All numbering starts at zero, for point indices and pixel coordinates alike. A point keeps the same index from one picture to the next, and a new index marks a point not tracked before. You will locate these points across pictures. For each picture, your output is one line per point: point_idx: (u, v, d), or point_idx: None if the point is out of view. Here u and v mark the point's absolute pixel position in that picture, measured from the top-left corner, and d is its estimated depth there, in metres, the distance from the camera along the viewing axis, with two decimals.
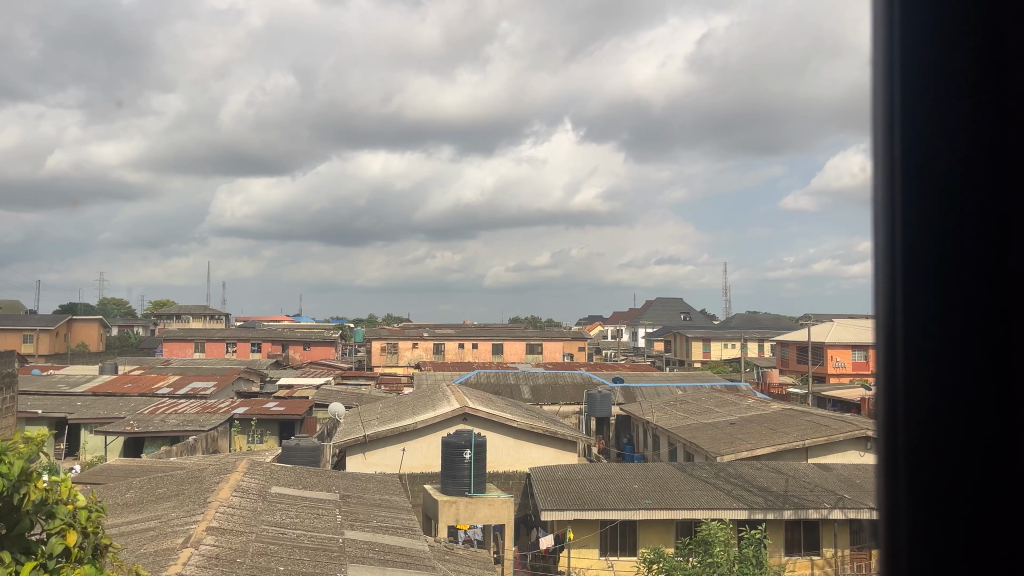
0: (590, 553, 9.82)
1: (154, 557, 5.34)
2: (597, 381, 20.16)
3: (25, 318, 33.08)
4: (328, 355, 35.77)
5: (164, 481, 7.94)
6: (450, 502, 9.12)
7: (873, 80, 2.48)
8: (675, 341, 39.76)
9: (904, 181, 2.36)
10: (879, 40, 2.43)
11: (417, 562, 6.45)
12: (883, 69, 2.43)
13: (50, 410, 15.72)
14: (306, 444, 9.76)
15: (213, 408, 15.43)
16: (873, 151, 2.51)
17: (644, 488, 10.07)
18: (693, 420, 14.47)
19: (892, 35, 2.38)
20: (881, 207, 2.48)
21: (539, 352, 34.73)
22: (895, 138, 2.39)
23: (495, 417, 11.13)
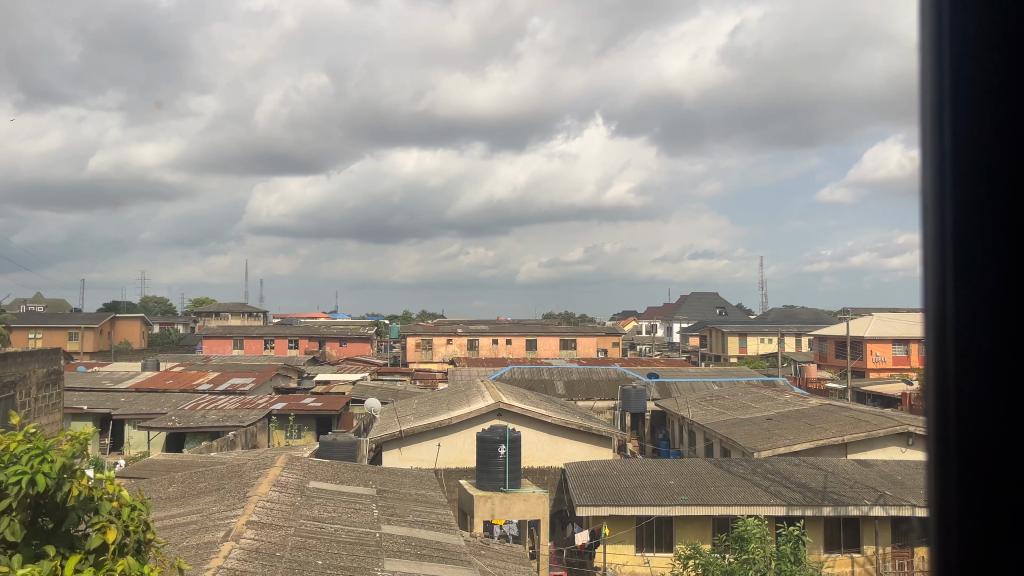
0: (626, 548, 9.77)
1: (196, 550, 5.45)
2: (632, 376, 20.09)
3: (71, 316, 33.94)
4: (364, 351, 36.12)
5: (205, 476, 8.09)
6: (485, 498, 9.14)
7: (921, 70, 2.46)
8: (711, 336, 39.43)
9: (953, 173, 2.34)
10: (925, 17, 2.42)
11: (454, 557, 6.49)
12: (933, 60, 2.41)
13: (95, 405, 16.10)
14: (343, 439, 9.85)
15: (252, 404, 15.64)
16: (922, 143, 2.48)
17: (681, 484, 10.00)
18: (730, 415, 14.31)
19: (940, 25, 2.36)
20: (928, 200, 2.45)
21: (573, 347, 34.70)
22: (944, 129, 2.37)
23: (530, 412, 11.14)
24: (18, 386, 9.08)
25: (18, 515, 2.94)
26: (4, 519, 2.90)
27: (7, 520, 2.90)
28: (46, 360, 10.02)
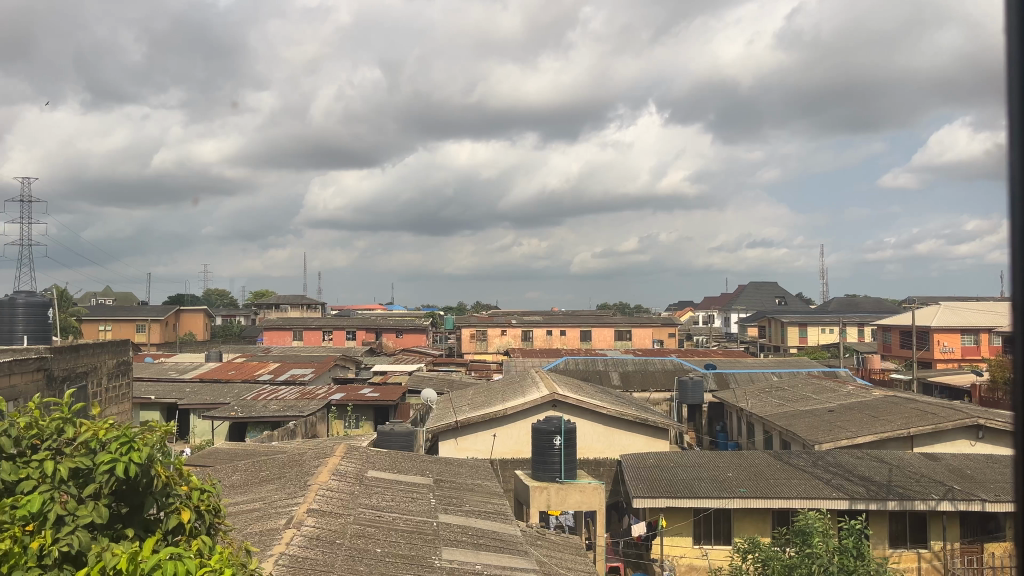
0: (684, 541, 9.70)
1: (261, 536, 5.58)
2: (689, 367, 19.86)
3: (139, 309, 35.06)
4: (420, 342, 36.45)
5: (267, 464, 8.27)
6: (541, 488, 9.15)
7: None
8: (770, 327, 38.70)
9: None
10: None
11: (511, 547, 6.51)
12: None
13: (162, 395, 16.60)
14: (400, 429, 9.97)
15: (311, 394, 15.94)
16: None
17: (739, 477, 9.87)
18: (790, 407, 14.03)
19: None
20: None
21: (628, 338, 34.47)
22: None
23: (585, 403, 11.06)
24: (90, 376, 9.40)
25: (105, 499, 3.05)
26: (93, 503, 3.01)
27: (97, 503, 3.00)
28: (117, 351, 10.35)
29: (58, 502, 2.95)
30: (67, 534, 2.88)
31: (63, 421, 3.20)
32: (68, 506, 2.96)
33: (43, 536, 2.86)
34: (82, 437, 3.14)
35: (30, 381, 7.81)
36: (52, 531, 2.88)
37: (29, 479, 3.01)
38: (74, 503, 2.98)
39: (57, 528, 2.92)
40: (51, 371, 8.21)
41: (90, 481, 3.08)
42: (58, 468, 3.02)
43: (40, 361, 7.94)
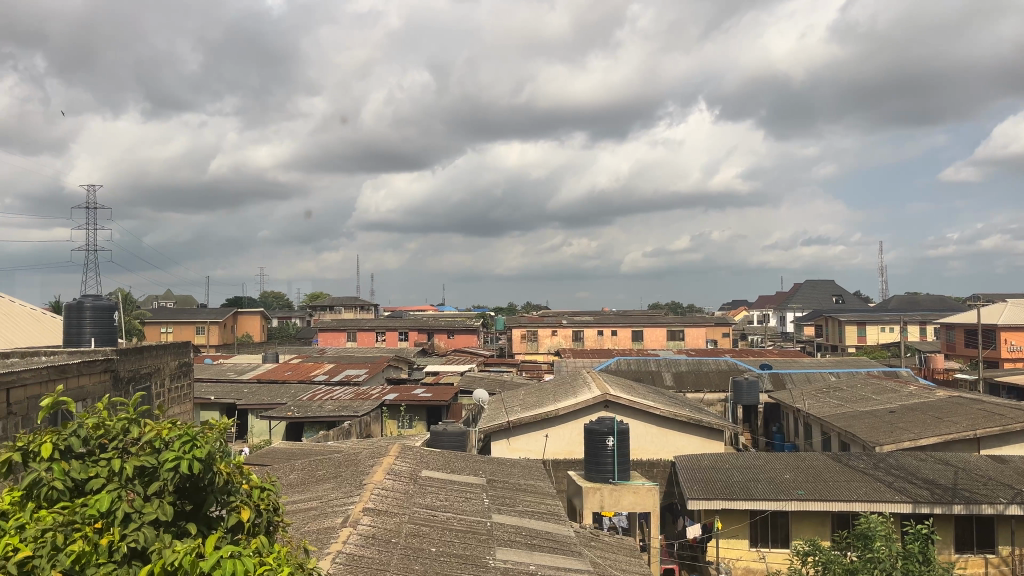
0: (740, 543, 9.56)
1: (318, 534, 5.67)
2: (744, 367, 19.58)
3: (198, 312, 35.98)
4: (471, 342, 36.63)
5: (323, 463, 8.41)
6: (595, 489, 9.10)
7: None
8: (827, 326, 37.87)
9: None
10: None
11: (565, 547, 6.49)
12: None
13: (221, 396, 16.99)
14: (453, 429, 10.04)
15: (365, 395, 16.14)
16: None
17: (797, 479, 9.68)
18: (848, 407, 13.74)
19: None
20: None
21: (681, 338, 34.08)
22: None
23: (638, 404, 10.97)
24: (154, 377, 9.69)
25: (169, 497, 3.13)
26: (158, 500, 3.09)
27: (161, 500, 3.09)
28: (178, 353, 10.63)
29: (125, 501, 3.04)
30: (134, 530, 2.97)
31: (128, 421, 3.30)
32: (135, 504, 3.05)
33: (112, 533, 2.95)
34: (146, 437, 3.23)
35: (97, 383, 8.06)
36: (120, 528, 2.97)
37: (97, 479, 3.11)
38: (140, 501, 3.06)
39: (124, 525, 3.01)
40: (117, 372, 8.48)
41: (154, 479, 3.16)
42: (124, 468, 3.11)
43: (107, 362, 8.20)
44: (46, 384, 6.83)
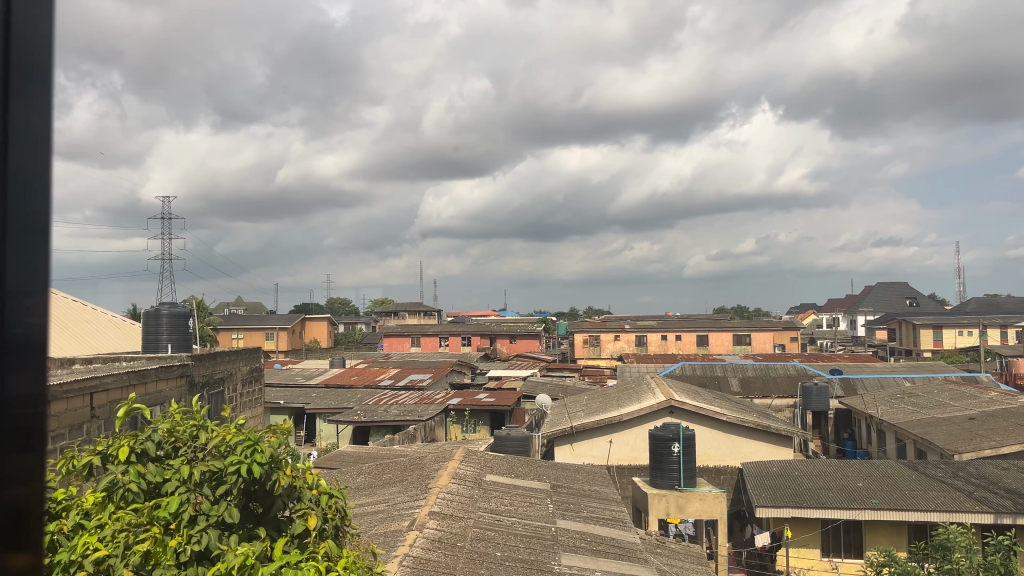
0: (811, 553, 9.34)
1: (386, 537, 5.76)
2: (814, 372, 19.12)
3: (267, 318, 36.84)
4: (533, 347, 36.64)
5: (389, 467, 8.52)
6: (661, 496, 9.05)
7: None
8: (901, 329, 36.71)
9: None
10: None
11: (631, 554, 6.43)
12: None
13: (290, 400, 17.36)
14: (517, 434, 10.07)
15: (430, 399, 16.28)
16: None
17: (870, 487, 9.41)
18: (925, 414, 13.27)
19: None
20: None
21: (747, 343, 33.43)
22: None
23: (705, 410, 10.81)
24: (227, 382, 9.97)
25: (235, 499, 3.22)
26: (225, 502, 3.18)
27: (228, 503, 3.17)
28: (250, 358, 10.93)
29: (192, 503, 3.14)
30: (200, 531, 3.06)
31: (197, 427, 3.42)
32: (202, 506, 3.14)
33: (181, 535, 3.04)
34: (214, 442, 3.35)
35: (174, 387, 8.33)
36: (189, 530, 3.07)
37: (171, 481, 3.23)
38: (207, 503, 3.15)
39: (192, 526, 3.11)
40: (192, 377, 8.75)
41: (222, 482, 3.25)
42: (193, 472, 3.23)
43: (182, 368, 8.48)
44: (126, 388, 7.08)
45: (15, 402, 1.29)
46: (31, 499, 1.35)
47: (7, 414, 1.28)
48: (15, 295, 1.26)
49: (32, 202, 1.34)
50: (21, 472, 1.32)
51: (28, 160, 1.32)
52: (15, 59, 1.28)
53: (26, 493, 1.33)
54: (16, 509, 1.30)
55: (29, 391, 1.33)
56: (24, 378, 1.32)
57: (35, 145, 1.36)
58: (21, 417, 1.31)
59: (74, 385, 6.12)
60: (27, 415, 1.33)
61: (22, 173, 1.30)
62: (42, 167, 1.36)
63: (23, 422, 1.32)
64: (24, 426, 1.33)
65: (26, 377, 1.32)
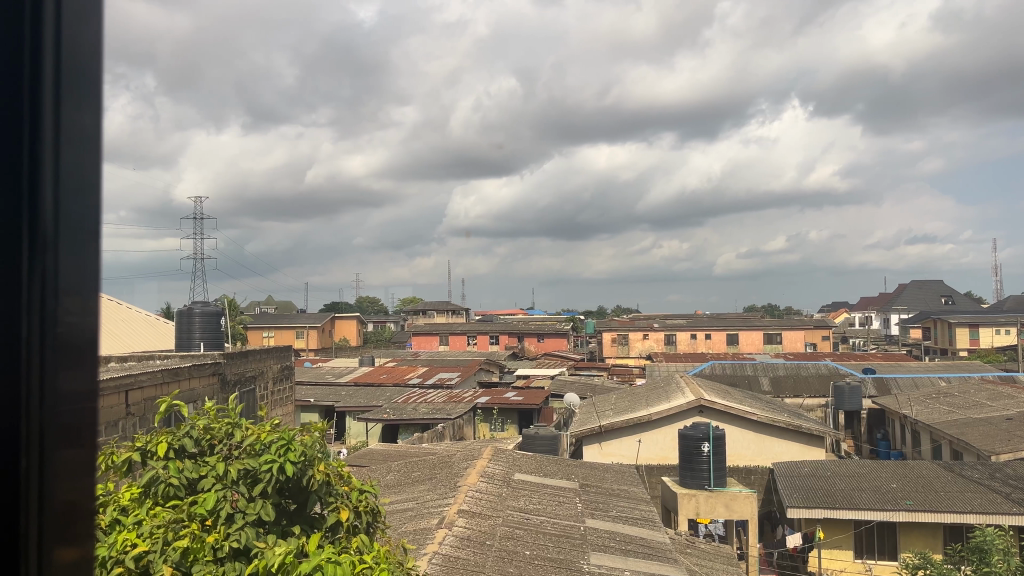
0: (844, 555, 9.23)
1: (415, 535, 5.78)
2: (846, 371, 18.88)
3: (297, 317, 37.19)
4: (561, 346, 36.58)
5: (418, 465, 8.55)
6: (690, 496, 9.01)
7: None
8: (936, 328, 36.09)
9: None
10: None
11: (661, 554, 6.40)
12: None
13: (320, 398, 17.51)
14: (545, 433, 10.08)
15: (459, 398, 16.32)
16: None
17: (905, 488, 9.27)
18: (960, 414, 13.05)
19: None
20: None
21: (778, 342, 33.08)
22: None
23: (735, 410, 10.72)
24: (259, 380, 10.09)
25: (271, 496, 3.26)
26: (261, 500, 3.21)
27: (263, 501, 3.21)
28: (281, 357, 11.05)
29: (230, 500, 3.19)
30: (237, 528, 3.09)
31: (233, 425, 3.47)
32: (239, 504, 3.18)
33: (218, 531, 3.08)
34: (250, 440, 3.39)
35: (207, 385, 8.44)
36: (226, 526, 3.11)
37: (207, 477, 3.27)
38: (244, 501, 3.19)
39: (230, 523, 3.15)
40: (224, 375, 8.86)
41: (257, 479, 3.29)
42: (230, 469, 3.27)
43: (215, 365, 8.59)
44: (161, 386, 7.18)
45: (66, 398, 1.32)
46: (79, 496, 1.37)
47: (58, 411, 1.30)
48: (65, 292, 1.28)
49: (82, 202, 1.36)
50: (69, 468, 1.34)
51: (77, 159, 1.34)
52: (66, 60, 1.29)
53: (76, 489, 1.36)
54: (68, 505, 1.32)
55: (78, 387, 1.35)
56: (75, 374, 1.35)
57: (85, 144, 1.37)
58: (70, 412, 1.33)
59: (111, 382, 6.23)
60: (75, 412, 1.35)
61: (73, 172, 1.32)
62: (90, 167, 1.38)
63: (72, 418, 1.34)
64: (72, 422, 1.35)
65: (75, 374, 1.34)
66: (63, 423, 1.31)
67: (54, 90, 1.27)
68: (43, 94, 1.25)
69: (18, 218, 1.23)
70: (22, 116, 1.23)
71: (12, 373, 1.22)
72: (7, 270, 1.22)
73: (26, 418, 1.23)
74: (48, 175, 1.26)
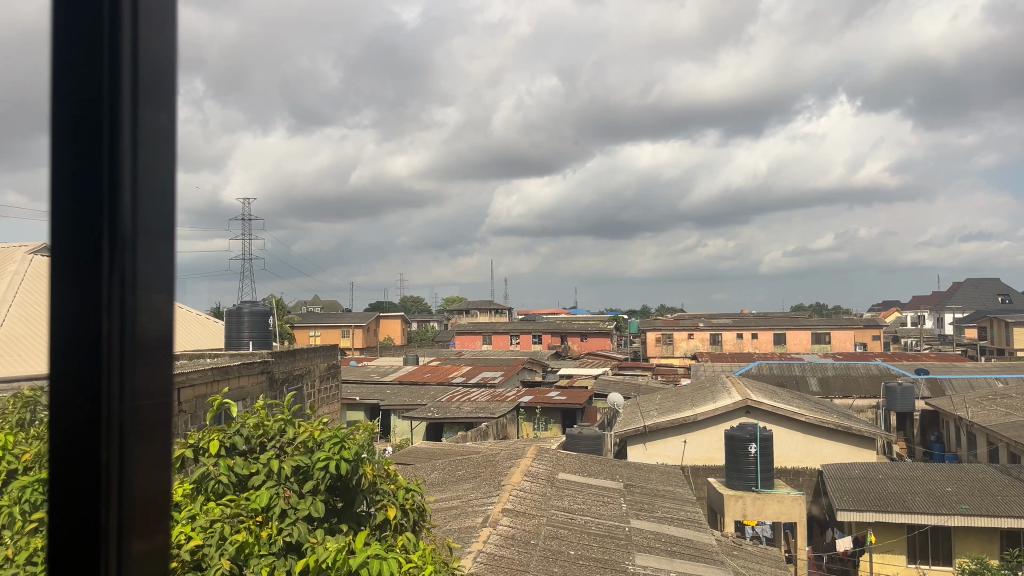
0: (896, 560, 9.01)
1: (461, 533, 5.81)
2: (898, 372, 18.47)
3: (343, 316, 37.62)
4: (605, 346, 36.42)
5: (462, 464, 8.58)
6: (736, 498, 8.89)
7: None
8: (993, 327, 35.05)
9: None
10: None
11: (707, 556, 6.32)
12: None
13: (365, 397, 17.68)
14: (589, 433, 10.06)
15: (502, 397, 16.34)
16: None
17: (960, 492, 9.04)
18: (1019, 417, 12.65)
19: None
20: None
21: (827, 342, 32.47)
22: None
23: (782, 410, 10.56)
24: (306, 378, 10.23)
25: (322, 494, 3.32)
26: (312, 497, 3.26)
27: (315, 498, 3.26)
28: (327, 355, 11.18)
29: (282, 497, 3.23)
30: (289, 524, 3.14)
31: (284, 422, 3.53)
32: (291, 500, 3.23)
33: (270, 526, 3.12)
34: (301, 438, 3.45)
35: (255, 383, 8.58)
36: (277, 522, 3.15)
37: (258, 474, 3.32)
38: (296, 498, 3.24)
39: (281, 518, 3.19)
40: (272, 374, 8.99)
41: (308, 477, 3.35)
42: (282, 465, 3.33)
43: (263, 364, 8.72)
44: (211, 384, 7.32)
45: (143, 394, 1.38)
46: (156, 490, 1.43)
47: (136, 403, 1.37)
48: (145, 289, 1.36)
49: (159, 201, 1.43)
50: (148, 464, 1.40)
51: (157, 156, 1.42)
52: (146, 66, 1.39)
53: (157, 480, 1.43)
54: (141, 501, 1.38)
55: (155, 386, 1.41)
56: (152, 371, 1.40)
57: (163, 145, 1.46)
58: (148, 407, 1.40)
59: None
60: (154, 406, 1.41)
61: (151, 170, 1.41)
62: (169, 167, 1.45)
63: (152, 414, 1.41)
64: (150, 417, 1.41)
65: (155, 369, 1.41)
66: (143, 415, 1.38)
67: (131, 94, 1.37)
68: (122, 99, 1.36)
69: (102, 216, 1.35)
70: (104, 120, 1.35)
71: (96, 363, 1.33)
72: (93, 266, 1.33)
73: (108, 413, 1.33)
74: (126, 177, 1.36)
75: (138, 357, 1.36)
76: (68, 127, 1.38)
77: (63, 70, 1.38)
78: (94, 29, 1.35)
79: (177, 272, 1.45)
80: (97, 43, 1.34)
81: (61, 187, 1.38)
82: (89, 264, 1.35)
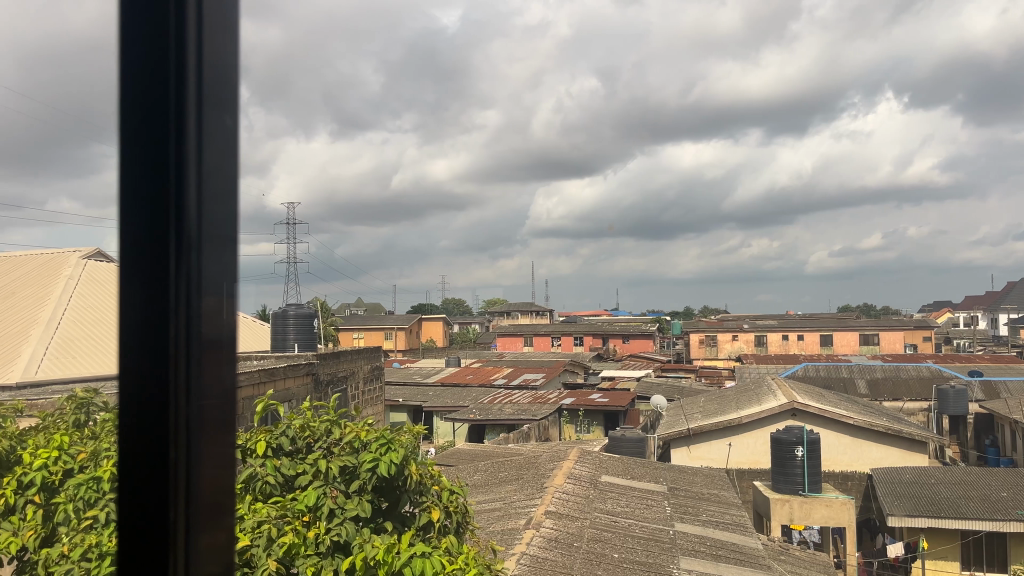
0: (950, 566, 8.79)
1: (504, 535, 5.82)
2: (951, 374, 17.99)
3: (386, 319, 37.96)
4: (647, 347, 36.18)
5: (505, 466, 8.60)
6: (783, 501, 8.76)
7: None
8: None
9: None
10: None
11: (753, 560, 6.23)
12: None
13: (408, 399, 17.82)
14: (632, 435, 9.99)
15: (544, 399, 16.32)
16: None
17: (1016, 497, 8.78)
18: None
19: None
20: None
21: (876, 343, 31.76)
22: None
23: (829, 413, 10.38)
24: (350, 379, 10.34)
25: (368, 495, 3.34)
26: (358, 497, 3.29)
27: (361, 499, 3.28)
28: (370, 357, 11.29)
29: (329, 497, 3.26)
30: (337, 524, 3.16)
31: (331, 423, 3.57)
32: (338, 501, 3.25)
33: (317, 527, 3.15)
34: (347, 438, 3.48)
35: (300, 384, 8.70)
36: (325, 522, 3.18)
37: (305, 474, 3.36)
38: (343, 498, 3.27)
39: (328, 518, 3.22)
40: (317, 375, 9.10)
41: (354, 477, 3.38)
42: (329, 466, 3.36)
43: (308, 366, 8.85)
44: (257, 385, 7.44)
45: (208, 395, 1.41)
46: (221, 489, 1.46)
47: (202, 402, 1.40)
48: (210, 288, 1.39)
49: (222, 203, 1.46)
50: (213, 461, 1.43)
51: (221, 156, 1.45)
52: (211, 72, 1.42)
53: (222, 479, 1.45)
54: (210, 500, 1.41)
55: (221, 385, 1.44)
56: (217, 371, 1.43)
57: (226, 148, 1.49)
58: (212, 407, 1.42)
59: None
60: (217, 407, 1.44)
61: (216, 171, 1.44)
62: (232, 167, 1.48)
63: (217, 414, 1.44)
64: (214, 417, 1.43)
65: (219, 369, 1.43)
66: (208, 415, 1.41)
67: (197, 96, 1.41)
68: (187, 102, 1.40)
69: (169, 218, 1.39)
70: (171, 125, 1.39)
71: (165, 364, 1.37)
72: (163, 268, 1.38)
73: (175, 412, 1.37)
74: (193, 178, 1.40)
75: (203, 356, 1.39)
76: (135, 133, 1.44)
77: (131, 77, 1.44)
78: (162, 31, 1.39)
79: (239, 274, 1.48)
80: (163, 47, 1.38)
81: (130, 189, 1.42)
82: (158, 265, 1.39)
